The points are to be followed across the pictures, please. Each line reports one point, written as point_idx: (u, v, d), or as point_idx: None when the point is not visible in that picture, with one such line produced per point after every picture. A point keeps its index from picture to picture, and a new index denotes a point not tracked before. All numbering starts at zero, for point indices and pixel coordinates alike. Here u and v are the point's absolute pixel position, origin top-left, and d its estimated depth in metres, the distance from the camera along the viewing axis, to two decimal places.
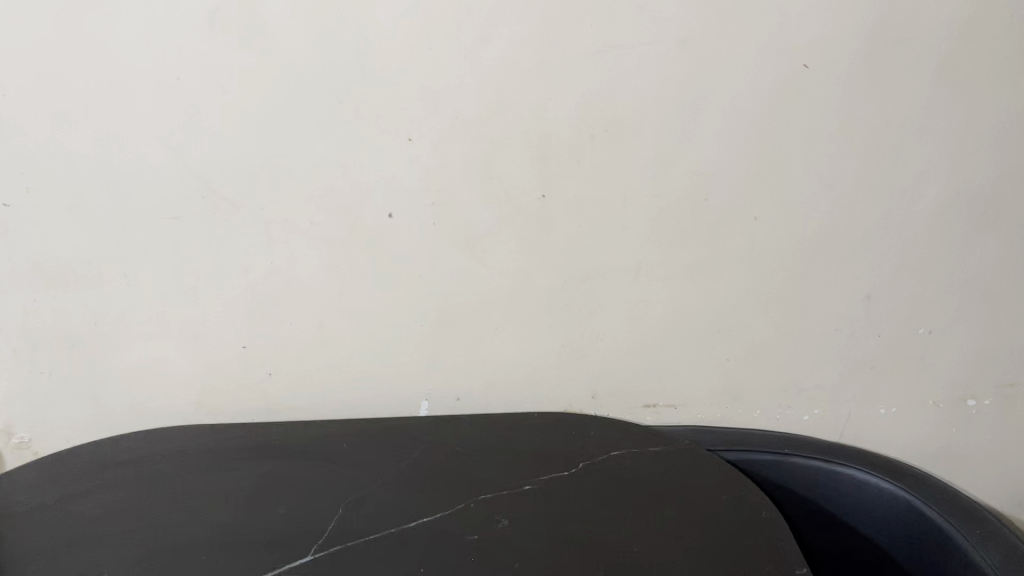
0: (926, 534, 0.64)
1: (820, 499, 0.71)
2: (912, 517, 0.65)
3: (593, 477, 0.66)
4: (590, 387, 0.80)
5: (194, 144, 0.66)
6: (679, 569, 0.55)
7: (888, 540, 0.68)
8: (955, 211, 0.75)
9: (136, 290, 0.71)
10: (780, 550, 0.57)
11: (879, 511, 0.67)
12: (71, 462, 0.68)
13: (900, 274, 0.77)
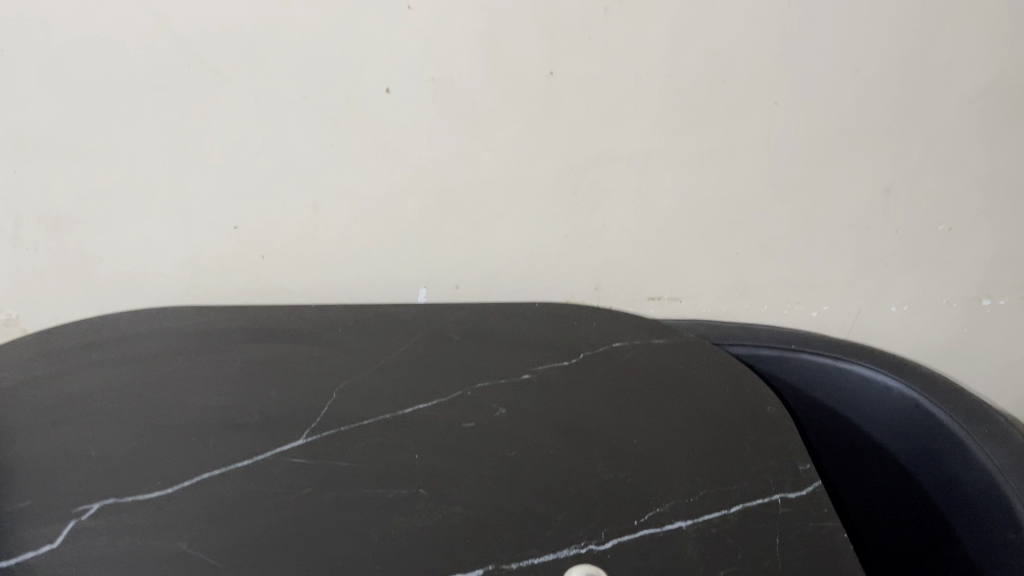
0: (931, 433, 0.62)
1: (825, 396, 0.69)
2: (918, 416, 0.63)
3: (594, 369, 0.64)
4: (593, 278, 0.78)
5: (178, 8, 0.62)
6: (678, 461, 0.54)
7: (891, 439, 0.66)
8: (991, 100, 0.70)
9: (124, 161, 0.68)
10: (783, 444, 0.55)
11: (884, 409, 0.66)
12: (61, 339, 0.67)
13: (925, 167, 0.73)
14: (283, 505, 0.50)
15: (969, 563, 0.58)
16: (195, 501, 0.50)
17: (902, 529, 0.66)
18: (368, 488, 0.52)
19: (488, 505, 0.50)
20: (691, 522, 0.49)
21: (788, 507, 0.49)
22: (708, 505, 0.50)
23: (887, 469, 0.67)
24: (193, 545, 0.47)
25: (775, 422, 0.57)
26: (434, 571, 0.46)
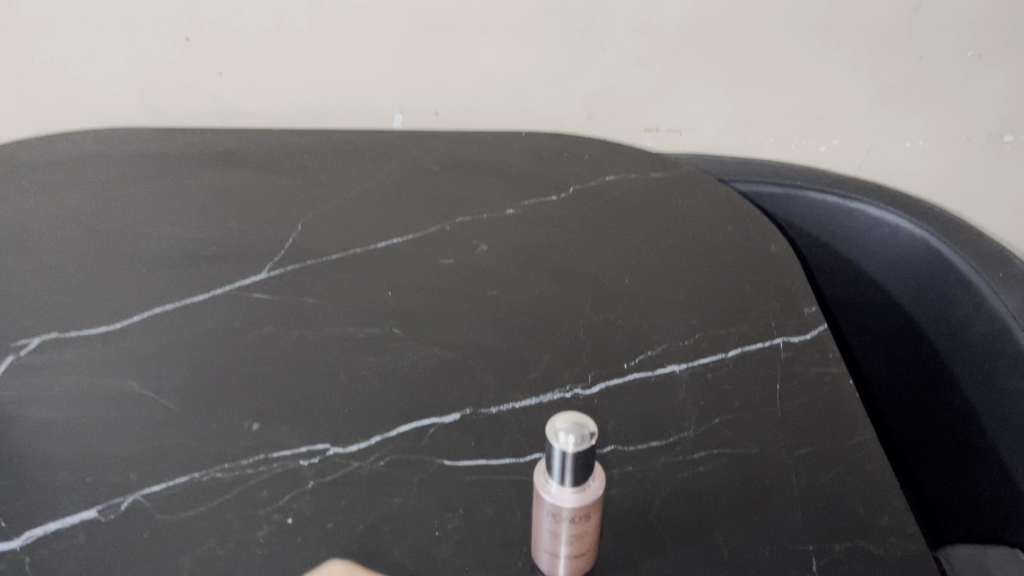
0: (942, 278, 0.58)
1: (829, 238, 0.64)
2: (929, 260, 0.58)
3: (587, 205, 0.58)
4: (586, 106, 0.71)
5: None
6: (673, 302, 0.49)
7: (897, 283, 0.62)
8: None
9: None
10: (789, 289, 0.50)
11: (893, 253, 0.61)
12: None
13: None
14: (241, 344, 0.46)
15: (971, 413, 0.55)
16: (145, 337, 0.46)
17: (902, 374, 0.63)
18: (336, 327, 0.47)
19: (466, 347, 0.46)
20: (684, 367, 0.45)
21: (789, 353, 0.45)
22: (704, 349, 0.46)
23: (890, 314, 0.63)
24: (142, 385, 0.43)
25: (780, 263, 0.52)
26: (406, 414, 0.42)
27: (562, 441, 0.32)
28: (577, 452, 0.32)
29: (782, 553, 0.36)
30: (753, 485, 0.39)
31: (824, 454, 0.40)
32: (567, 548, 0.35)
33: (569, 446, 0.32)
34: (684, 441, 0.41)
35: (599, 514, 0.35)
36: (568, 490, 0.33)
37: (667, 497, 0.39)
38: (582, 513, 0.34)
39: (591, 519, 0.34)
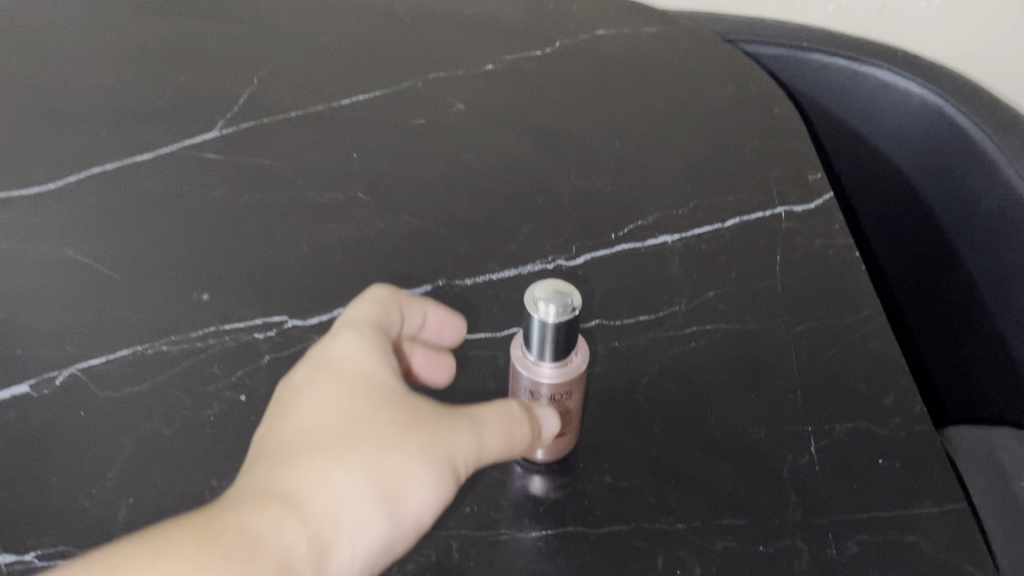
0: (952, 154, 0.52)
1: (832, 102, 0.57)
2: (942, 128, 0.53)
3: (577, 59, 0.51)
4: None
5: None
6: (669, 166, 0.45)
7: (900, 154, 0.56)
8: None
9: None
10: (796, 154, 0.45)
11: (900, 119, 0.55)
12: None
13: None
14: (192, 208, 0.42)
15: (986, 294, 0.51)
16: (82, 199, 0.42)
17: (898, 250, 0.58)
18: (296, 190, 0.43)
19: (439, 214, 0.42)
20: (677, 237, 0.41)
21: (791, 223, 0.42)
22: (699, 218, 0.42)
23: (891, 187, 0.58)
24: (80, 251, 0.39)
25: (786, 126, 0.47)
26: (373, 286, 0.39)
27: (540, 311, 0.29)
28: (558, 322, 0.29)
29: (777, 434, 0.34)
30: (748, 363, 0.36)
31: (826, 330, 0.37)
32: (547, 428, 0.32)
33: (550, 316, 0.29)
34: (675, 315, 0.38)
35: (582, 391, 0.32)
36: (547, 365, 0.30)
37: (655, 374, 0.36)
38: (562, 390, 0.31)
39: (574, 395, 0.31)
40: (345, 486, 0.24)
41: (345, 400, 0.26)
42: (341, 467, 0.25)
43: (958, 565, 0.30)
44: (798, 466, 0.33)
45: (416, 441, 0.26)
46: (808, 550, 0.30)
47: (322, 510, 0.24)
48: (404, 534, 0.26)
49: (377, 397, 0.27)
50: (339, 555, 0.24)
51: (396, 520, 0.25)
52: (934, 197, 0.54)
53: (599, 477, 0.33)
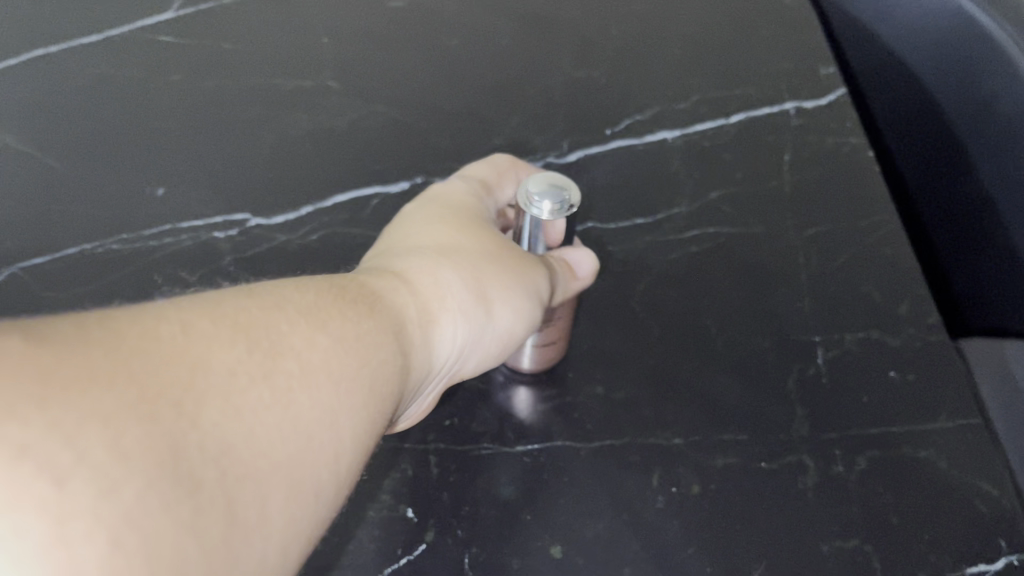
0: (966, 45, 0.45)
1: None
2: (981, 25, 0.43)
3: None
4: None
5: None
6: (669, 58, 0.41)
7: (943, 62, 0.46)
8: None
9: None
10: (807, 46, 0.41)
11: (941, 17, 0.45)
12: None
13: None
14: (146, 95, 0.38)
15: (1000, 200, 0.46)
16: (20, 84, 0.38)
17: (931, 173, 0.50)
18: (260, 79, 0.39)
19: (419, 105, 0.39)
20: (679, 133, 0.38)
21: (802, 120, 0.38)
22: (702, 114, 0.39)
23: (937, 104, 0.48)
24: (23, 140, 0.36)
25: (796, 15, 0.43)
26: (346, 181, 0.35)
27: (535, 207, 0.26)
28: (553, 216, 0.26)
29: (784, 345, 0.31)
30: (754, 271, 0.34)
31: (837, 236, 0.34)
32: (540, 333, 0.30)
33: (544, 214, 0.26)
34: (675, 219, 0.35)
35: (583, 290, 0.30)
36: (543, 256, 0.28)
37: (653, 280, 0.34)
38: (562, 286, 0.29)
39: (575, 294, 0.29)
40: (450, 274, 0.24)
41: (451, 223, 0.27)
42: (443, 265, 0.24)
43: (972, 483, 0.28)
44: (805, 378, 0.31)
45: (509, 257, 0.26)
46: (816, 466, 0.28)
47: (431, 292, 0.23)
48: (492, 348, 0.25)
49: (471, 226, 0.27)
50: (442, 334, 0.23)
51: (490, 327, 0.24)
52: (938, 91, 0.47)
53: (590, 387, 0.31)
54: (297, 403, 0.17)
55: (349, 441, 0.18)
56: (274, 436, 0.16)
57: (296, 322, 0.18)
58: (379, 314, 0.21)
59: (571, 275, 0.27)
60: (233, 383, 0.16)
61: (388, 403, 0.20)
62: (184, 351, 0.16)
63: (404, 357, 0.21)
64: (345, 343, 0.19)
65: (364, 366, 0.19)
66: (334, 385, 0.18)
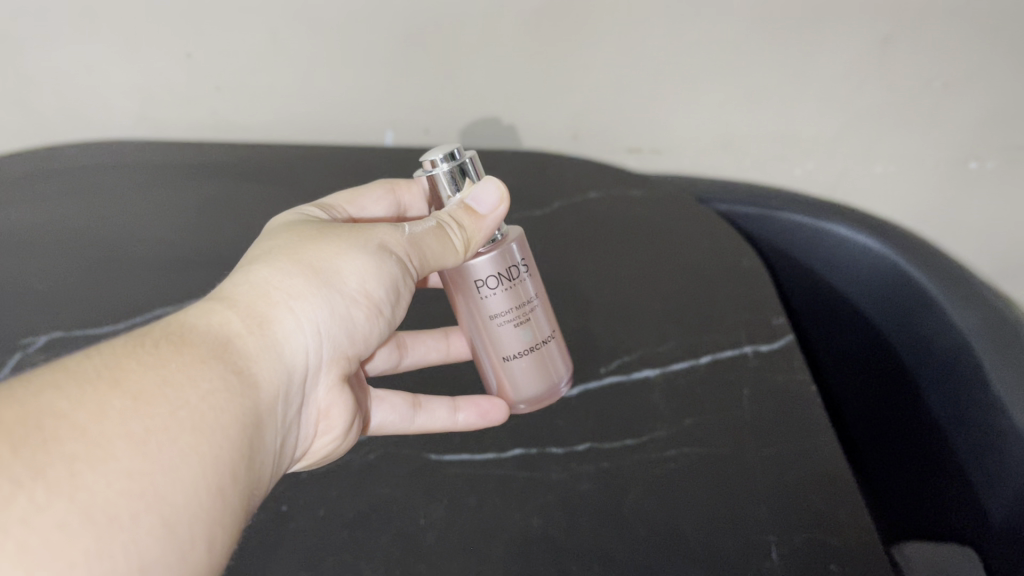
0: (901, 300, 0.61)
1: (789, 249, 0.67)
2: (907, 285, 0.60)
3: (576, 215, 0.60)
4: (571, 127, 0.76)
5: None
6: (652, 313, 0.53)
7: (884, 311, 0.63)
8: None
9: (30, 14, 0.62)
10: (760, 300, 0.53)
11: (881, 276, 0.62)
12: (50, 121, 0.71)
13: (950, 22, 0.67)
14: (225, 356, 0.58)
15: (937, 428, 0.59)
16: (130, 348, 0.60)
17: (889, 398, 0.65)
18: None
19: None
20: (658, 370, 0.49)
21: (759, 358, 0.48)
22: (678, 355, 0.50)
23: (885, 344, 0.64)
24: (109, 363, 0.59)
25: (752, 272, 0.55)
26: None
27: (432, 159, 0.41)
28: (448, 170, 0.41)
29: (745, 543, 0.40)
30: (722, 485, 0.43)
31: (788, 456, 0.43)
32: (526, 326, 0.44)
33: (443, 168, 0.41)
34: (656, 441, 0.46)
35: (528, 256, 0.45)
36: (484, 257, 0.42)
37: (640, 490, 0.43)
38: (512, 263, 0.43)
39: (524, 268, 0.44)
40: (268, 273, 0.36)
41: (287, 234, 0.40)
42: (273, 269, 0.36)
43: None
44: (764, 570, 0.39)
45: (337, 234, 0.39)
46: None
47: (257, 295, 0.35)
48: (354, 303, 0.39)
49: (308, 228, 0.40)
50: (283, 323, 0.35)
51: (343, 292, 0.38)
52: (889, 334, 0.63)
53: None
54: (135, 427, 0.27)
55: (171, 459, 0.27)
56: (116, 455, 0.25)
57: (128, 363, 0.29)
58: (211, 340, 0.32)
59: (473, 215, 0.41)
60: (74, 422, 0.25)
61: (206, 430, 0.29)
62: (25, 413, 0.25)
63: (217, 381, 0.31)
64: (141, 395, 0.28)
65: (201, 382, 0.30)
66: (170, 402, 0.28)
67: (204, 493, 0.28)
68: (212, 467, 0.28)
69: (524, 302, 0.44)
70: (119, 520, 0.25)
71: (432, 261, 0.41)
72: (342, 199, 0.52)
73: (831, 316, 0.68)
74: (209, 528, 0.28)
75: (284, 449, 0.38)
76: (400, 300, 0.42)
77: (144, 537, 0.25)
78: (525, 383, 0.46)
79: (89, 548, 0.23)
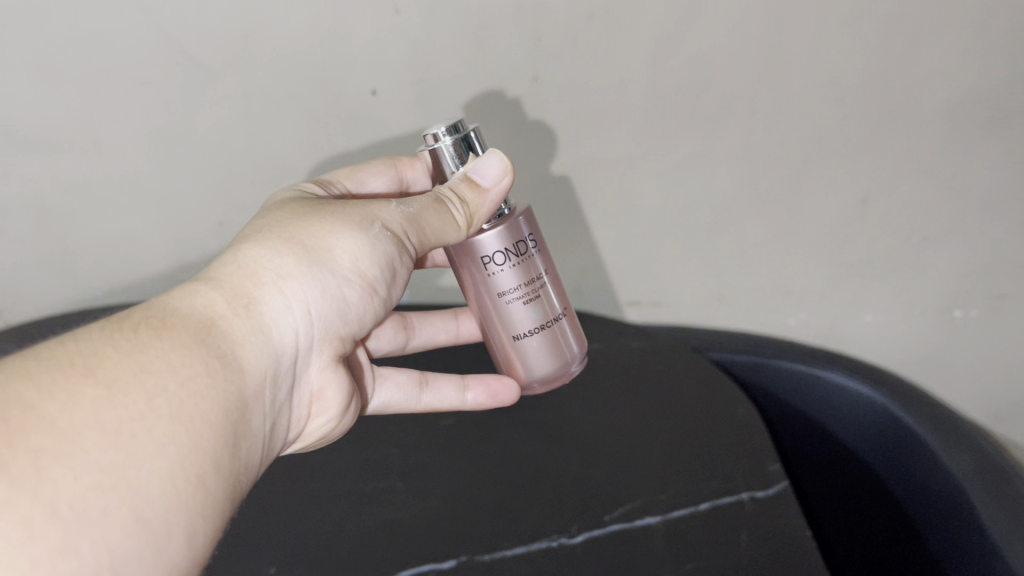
0: (893, 441, 0.66)
1: (789, 398, 0.73)
2: (895, 425, 0.65)
3: (585, 386, 0.67)
4: (575, 285, 0.83)
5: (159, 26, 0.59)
6: (653, 460, 0.57)
7: (879, 454, 0.68)
8: (995, 103, 0.70)
9: (88, 196, 0.69)
10: (756, 447, 0.56)
11: (873, 417, 0.68)
12: (93, 298, 0.77)
13: (922, 184, 0.75)
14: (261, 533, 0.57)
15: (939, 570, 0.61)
16: None
17: (892, 543, 0.67)
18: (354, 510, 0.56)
19: (471, 502, 0.55)
20: (659, 517, 0.51)
21: (756, 504, 0.51)
22: (678, 503, 0.52)
23: (882, 487, 0.68)
24: None
25: (747, 422, 0.59)
26: (409, 563, 0.50)
27: (437, 131, 0.52)
28: (451, 141, 0.52)
29: None
30: None
31: None
32: (535, 299, 0.56)
33: (448, 149, 0.52)
34: None
35: (536, 233, 0.56)
36: (492, 232, 0.53)
37: None
38: (519, 237, 0.55)
39: (532, 243, 0.56)
40: (258, 253, 0.45)
41: (289, 212, 0.49)
42: (268, 246, 0.45)
43: None
44: None
45: (338, 212, 0.49)
46: None
47: (248, 275, 0.44)
48: (347, 279, 0.49)
49: (311, 205, 0.50)
50: (268, 304, 0.44)
51: (336, 273, 0.48)
52: (885, 475, 0.67)
53: None
54: (105, 416, 0.32)
55: (140, 438, 0.33)
56: (88, 449, 0.31)
57: (111, 353, 0.35)
58: (190, 328, 0.39)
59: (474, 188, 0.52)
60: (45, 412, 0.31)
61: (178, 413, 0.35)
62: (8, 402, 0.31)
63: (186, 369, 0.37)
64: (114, 384, 0.34)
65: (178, 369, 0.37)
66: (146, 390, 0.35)
67: (181, 484, 0.34)
68: (188, 455, 0.35)
69: (531, 276, 0.56)
70: (89, 511, 0.30)
71: (427, 235, 0.51)
72: (344, 177, 0.60)
73: (830, 464, 0.73)
74: (185, 519, 0.34)
75: (282, 417, 0.48)
76: (393, 275, 0.52)
77: (117, 526, 0.31)
78: (537, 356, 0.58)
79: (55, 544, 0.29)
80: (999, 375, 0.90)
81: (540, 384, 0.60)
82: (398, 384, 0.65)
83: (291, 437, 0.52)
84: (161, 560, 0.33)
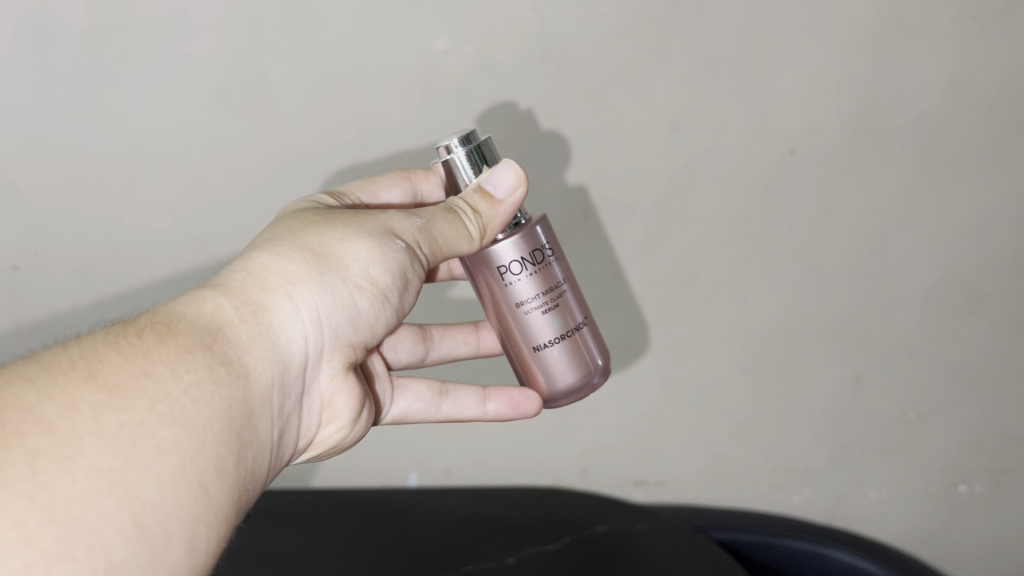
0: None
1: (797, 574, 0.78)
2: None
3: (590, 559, 0.69)
4: (580, 464, 0.84)
5: (187, 227, 0.66)
6: None
7: None
8: (973, 289, 0.74)
9: None
10: None
11: None
12: None
13: (910, 363, 0.78)
14: None
15: None
16: None
17: None
18: None
19: None
20: None
21: None
22: None
23: None
24: None
25: None
26: None
27: (450, 142, 0.54)
28: (464, 152, 0.54)
29: None
30: None
31: None
32: (555, 308, 0.57)
33: (461, 158, 0.54)
34: None
35: (554, 243, 0.57)
36: (509, 241, 0.55)
37: None
38: (536, 246, 0.56)
39: (550, 252, 0.56)
40: (268, 260, 0.47)
41: (305, 221, 0.51)
42: (277, 256, 0.47)
43: None
44: None
45: (352, 220, 0.51)
46: None
47: (258, 283, 0.46)
48: (361, 286, 0.50)
49: (328, 214, 0.52)
50: (278, 308, 0.46)
51: (350, 278, 0.49)
52: None
53: None
54: (105, 420, 0.34)
55: (136, 437, 0.35)
56: (84, 454, 0.33)
57: (116, 357, 0.37)
58: (196, 335, 0.41)
59: (490, 199, 0.54)
60: (44, 416, 0.33)
61: (174, 415, 0.37)
62: (12, 407, 0.32)
63: (182, 376, 0.38)
64: (111, 386, 0.36)
65: (182, 375, 0.38)
66: (146, 394, 0.36)
67: (182, 490, 0.35)
68: (189, 460, 0.36)
69: (550, 284, 0.56)
70: (85, 516, 0.32)
71: (439, 244, 0.52)
72: (357, 189, 0.60)
73: None
74: (185, 524, 0.35)
75: (291, 425, 0.49)
76: (406, 284, 0.53)
77: (113, 535, 0.32)
78: (560, 367, 0.58)
79: (48, 548, 0.30)
80: (1013, 551, 0.90)
81: (565, 399, 0.59)
82: (416, 394, 0.67)
83: (302, 445, 0.52)
84: (160, 564, 0.34)
